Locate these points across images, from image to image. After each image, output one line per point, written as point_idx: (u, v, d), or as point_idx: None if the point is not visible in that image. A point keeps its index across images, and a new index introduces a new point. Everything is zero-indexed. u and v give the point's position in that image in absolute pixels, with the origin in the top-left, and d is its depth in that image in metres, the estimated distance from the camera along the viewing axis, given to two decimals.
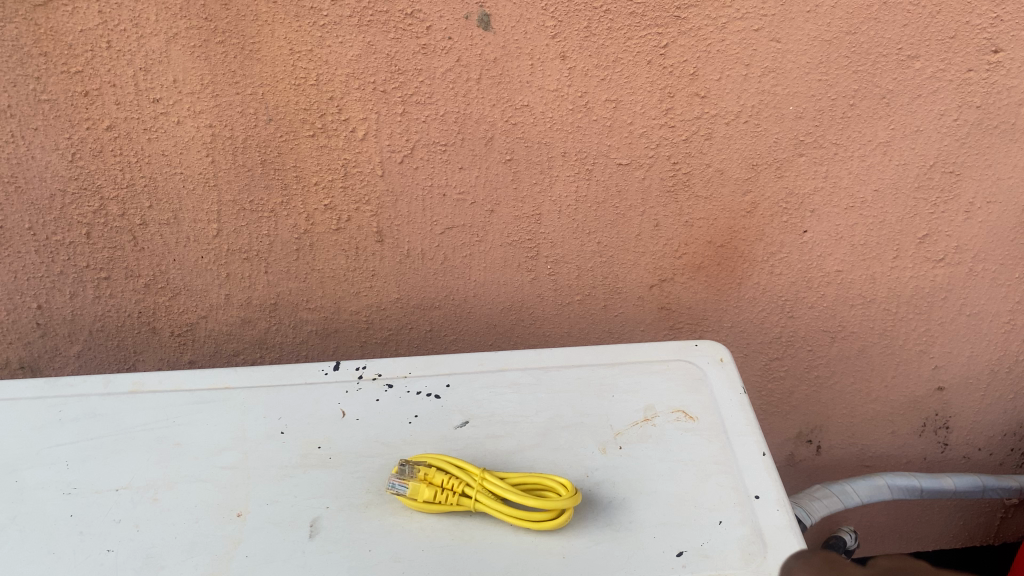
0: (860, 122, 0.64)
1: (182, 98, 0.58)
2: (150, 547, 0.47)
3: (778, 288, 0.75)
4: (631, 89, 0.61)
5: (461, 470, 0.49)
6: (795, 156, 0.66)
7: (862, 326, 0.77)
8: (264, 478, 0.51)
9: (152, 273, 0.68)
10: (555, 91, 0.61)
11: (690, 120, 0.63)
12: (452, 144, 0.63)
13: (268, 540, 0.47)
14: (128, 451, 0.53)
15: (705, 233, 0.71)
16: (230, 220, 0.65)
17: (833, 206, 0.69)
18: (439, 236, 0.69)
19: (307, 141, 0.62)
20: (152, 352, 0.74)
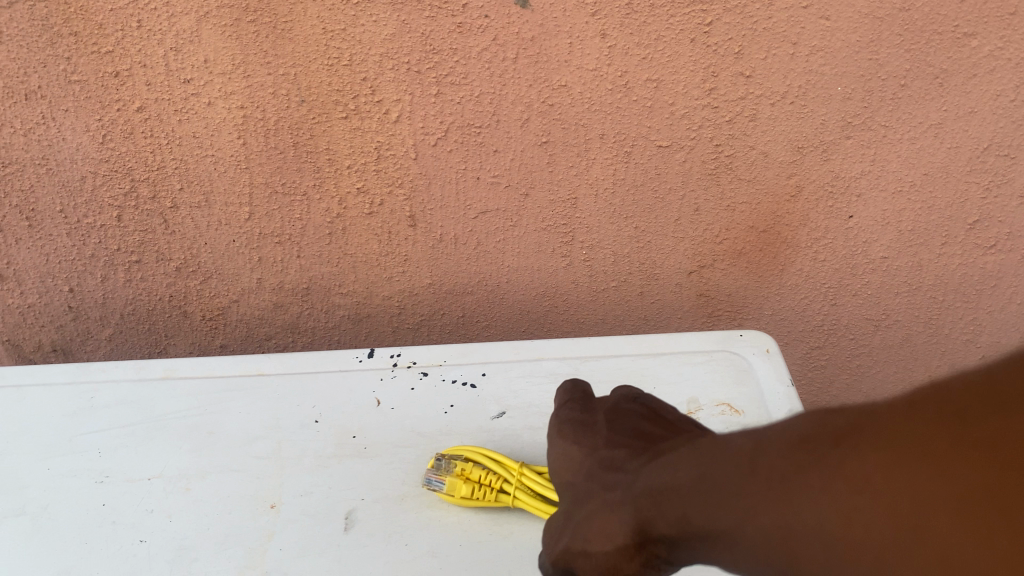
0: (911, 103, 0.61)
1: (213, 79, 0.57)
2: (183, 538, 0.47)
3: (821, 274, 0.73)
4: (673, 69, 0.59)
5: (500, 464, 0.48)
6: (842, 138, 0.64)
7: (907, 313, 0.75)
8: (298, 469, 0.50)
9: (183, 257, 0.67)
10: (594, 71, 0.59)
11: (734, 100, 0.61)
12: (487, 125, 0.61)
13: (302, 533, 0.47)
14: (161, 438, 0.52)
15: (747, 218, 0.68)
16: (262, 204, 0.64)
17: (880, 190, 0.67)
18: (472, 221, 0.68)
19: (340, 123, 0.60)
20: (184, 336, 0.73)
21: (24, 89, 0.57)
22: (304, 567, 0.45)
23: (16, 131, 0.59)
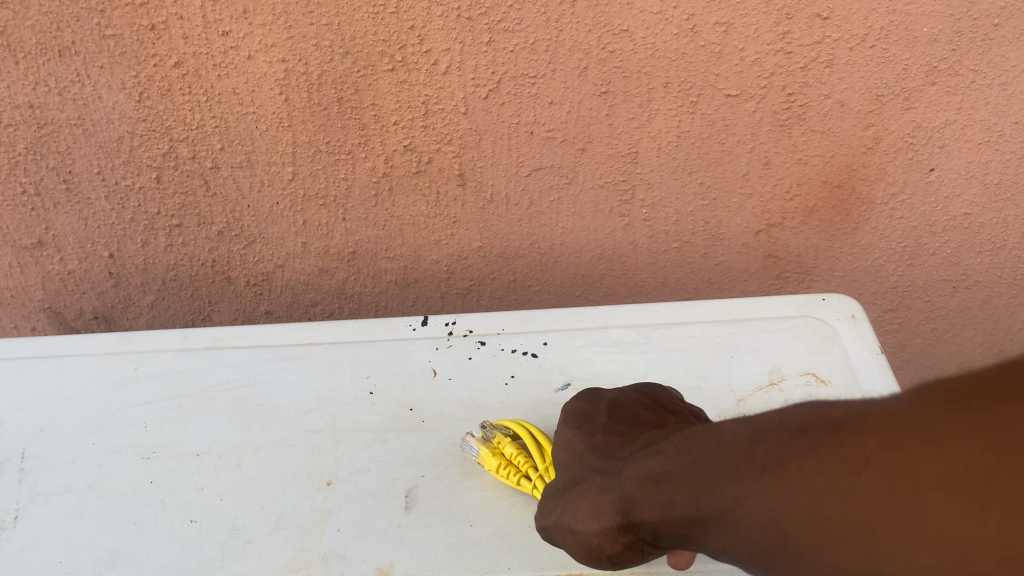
0: (1005, 44, 0.56)
1: (253, 30, 0.54)
2: (235, 518, 0.44)
3: (898, 233, 0.68)
4: (743, 11, 0.54)
5: (539, 453, 0.46)
6: (926, 85, 0.59)
7: (989, 275, 0.71)
8: (353, 444, 0.48)
9: (225, 220, 0.65)
10: (658, 14, 0.54)
11: (810, 44, 0.56)
12: (542, 75, 0.57)
13: (361, 512, 0.45)
14: (208, 412, 0.50)
15: (820, 171, 0.64)
16: (306, 164, 0.61)
17: (965, 140, 0.62)
18: (526, 178, 0.64)
19: (386, 76, 0.57)
20: (228, 303, 0.71)
21: (57, 45, 0.54)
22: (365, 548, 0.43)
23: (49, 90, 0.56)
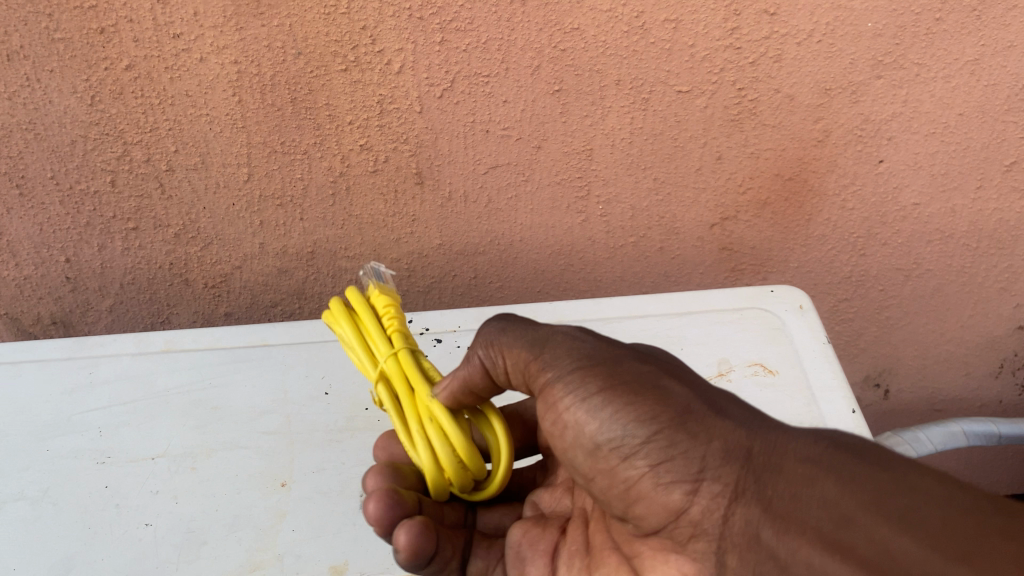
0: (946, 38, 0.58)
1: (204, 33, 0.53)
2: (190, 520, 0.45)
3: (850, 224, 0.69)
4: (691, 8, 0.55)
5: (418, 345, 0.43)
6: (872, 78, 0.60)
7: (940, 263, 0.73)
8: (308, 444, 0.48)
9: (182, 223, 0.65)
10: (608, 12, 0.55)
11: (759, 40, 0.57)
12: (496, 73, 0.58)
13: (315, 512, 0.45)
14: (163, 415, 0.50)
15: (773, 165, 0.65)
16: (261, 164, 0.61)
17: (913, 132, 0.63)
18: (482, 176, 0.64)
19: (340, 76, 0.57)
20: (187, 305, 0.71)
21: (5, 49, 0.53)
22: (320, 547, 0.44)
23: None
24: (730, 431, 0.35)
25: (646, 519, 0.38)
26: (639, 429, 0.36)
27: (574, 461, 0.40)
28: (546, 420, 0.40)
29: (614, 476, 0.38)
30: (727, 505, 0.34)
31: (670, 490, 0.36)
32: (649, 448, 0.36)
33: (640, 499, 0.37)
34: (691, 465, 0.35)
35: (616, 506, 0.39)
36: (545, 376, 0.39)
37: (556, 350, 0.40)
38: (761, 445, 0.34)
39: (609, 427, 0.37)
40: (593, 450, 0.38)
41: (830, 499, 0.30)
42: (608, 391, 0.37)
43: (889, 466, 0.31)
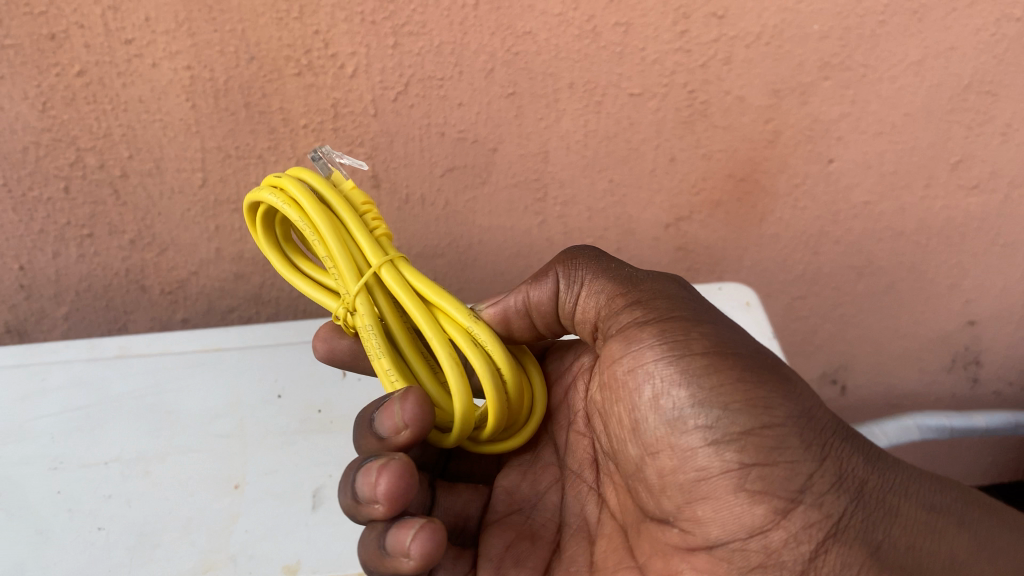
0: (891, 40, 0.59)
1: (156, 38, 0.53)
2: (143, 523, 0.45)
3: (802, 223, 0.71)
4: (642, 11, 0.56)
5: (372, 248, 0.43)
6: (820, 80, 0.61)
7: (891, 260, 0.75)
8: (262, 446, 0.49)
9: (137, 228, 0.64)
10: (559, 16, 0.56)
11: (708, 43, 0.58)
12: (449, 77, 0.58)
13: (268, 513, 0.45)
14: (117, 420, 0.50)
15: (724, 166, 0.66)
16: (216, 169, 0.61)
17: (861, 132, 0.65)
18: (439, 178, 0.64)
19: (293, 80, 0.57)
20: (144, 310, 0.71)
21: None
22: (273, 547, 0.44)
23: None
24: (846, 459, 0.37)
25: (705, 529, 0.38)
26: (748, 420, 0.36)
27: (649, 433, 0.40)
28: (624, 367, 0.41)
29: (689, 461, 0.38)
30: (822, 540, 0.35)
31: (754, 502, 0.36)
32: (746, 443, 0.36)
33: (705, 499, 0.38)
34: (793, 481, 0.36)
35: (671, 504, 0.39)
36: (652, 342, 0.40)
37: (677, 312, 0.41)
38: (874, 482, 0.37)
39: (713, 407, 0.37)
40: (678, 419, 0.38)
41: (943, 557, 0.37)
42: (725, 367, 0.38)
43: (971, 527, 0.39)
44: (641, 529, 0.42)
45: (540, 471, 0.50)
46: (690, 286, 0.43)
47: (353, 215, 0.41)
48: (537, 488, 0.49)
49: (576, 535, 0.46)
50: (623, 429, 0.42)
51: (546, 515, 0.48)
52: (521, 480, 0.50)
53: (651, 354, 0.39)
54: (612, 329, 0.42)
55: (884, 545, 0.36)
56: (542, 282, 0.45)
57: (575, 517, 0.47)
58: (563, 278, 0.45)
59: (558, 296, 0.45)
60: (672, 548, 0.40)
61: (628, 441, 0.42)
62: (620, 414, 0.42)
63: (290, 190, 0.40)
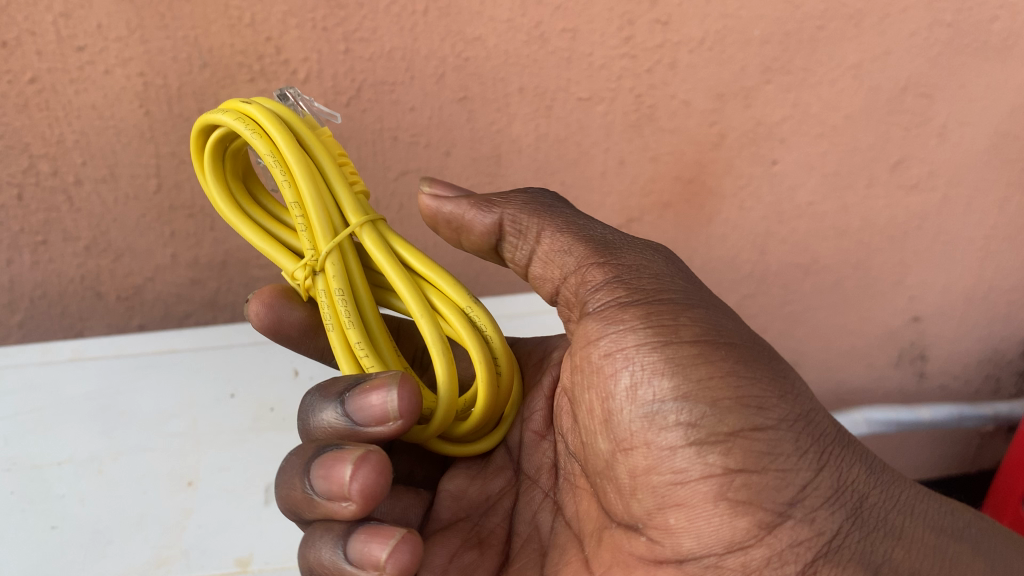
0: (828, 44, 0.62)
1: (109, 45, 0.54)
2: (96, 521, 0.46)
3: (750, 223, 0.73)
4: (588, 18, 0.58)
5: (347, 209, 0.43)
6: (762, 83, 0.63)
7: (836, 258, 0.77)
8: (215, 444, 0.50)
9: (92, 235, 0.64)
10: (508, 22, 0.57)
11: (653, 48, 0.60)
12: (401, 81, 0.59)
13: (221, 508, 0.47)
14: (70, 421, 0.50)
15: (672, 168, 0.68)
16: (170, 174, 0.62)
17: (803, 134, 0.67)
18: (393, 182, 0.65)
19: (246, 86, 0.58)
20: (99, 318, 0.71)
21: None
22: (225, 541, 0.46)
23: None
24: (847, 469, 0.35)
25: (677, 540, 0.35)
26: (736, 420, 0.33)
27: (624, 426, 0.37)
28: (601, 350, 0.38)
29: (665, 461, 0.35)
30: (809, 561, 0.33)
31: (736, 514, 0.33)
32: (732, 446, 0.33)
33: (680, 506, 0.35)
34: (782, 492, 0.33)
35: (642, 509, 0.37)
36: (636, 326, 0.36)
37: (665, 294, 0.37)
38: (874, 499, 0.35)
39: (698, 402, 0.34)
40: (657, 413, 0.35)
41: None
42: (714, 358, 0.35)
43: (988, 556, 0.35)
44: (603, 538, 0.40)
45: (492, 474, 0.48)
46: (682, 265, 0.40)
47: (334, 167, 0.41)
48: (486, 491, 0.47)
49: (525, 545, 0.44)
50: (595, 419, 0.39)
51: (496, 521, 0.46)
52: (470, 483, 0.47)
53: (634, 338, 0.36)
54: (589, 296, 0.39)
55: (885, 568, 0.33)
56: (486, 214, 0.43)
57: (526, 525, 0.45)
58: (508, 216, 0.42)
59: (500, 229, 0.43)
60: (637, 559, 0.37)
61: (600, 435, 0.39)
62: (594, 404, 0.39)
63: (267, 125, 0.39)
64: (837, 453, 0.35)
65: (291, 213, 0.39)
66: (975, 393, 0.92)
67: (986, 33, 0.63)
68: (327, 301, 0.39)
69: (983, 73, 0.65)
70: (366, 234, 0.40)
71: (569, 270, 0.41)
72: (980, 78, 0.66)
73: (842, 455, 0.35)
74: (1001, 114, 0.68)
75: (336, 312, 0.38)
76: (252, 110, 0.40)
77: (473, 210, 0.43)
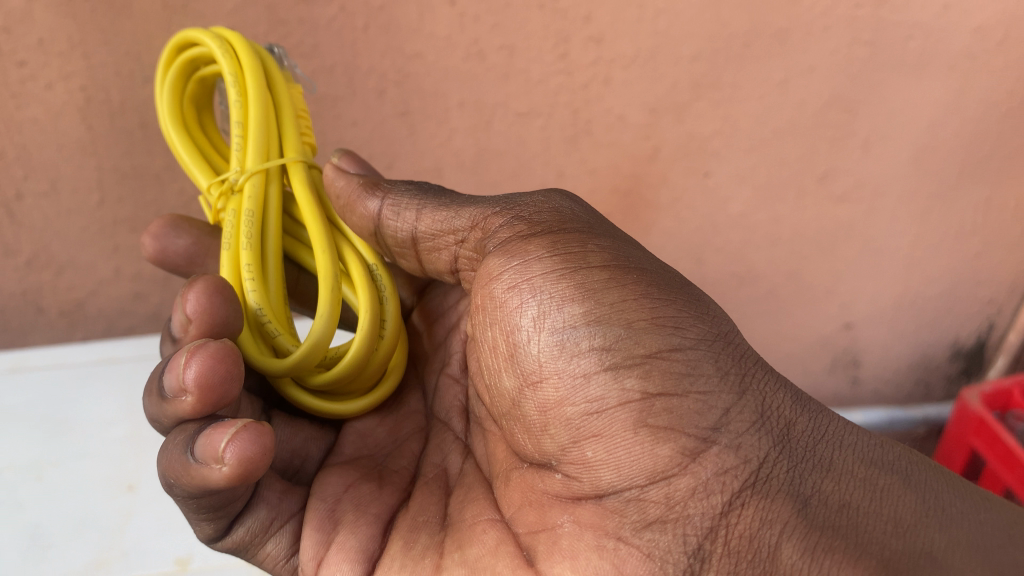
0: (756, 62, 0.64)
1: (50, 60, 0.54)
2: (36, 524, 0.50)
3: (685, 233, 0.75)
4: (524, 36, 0.60)
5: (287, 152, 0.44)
6: (694, 99, 0.66)
7: (769, 267, 0.80)
8: (154, 450, 0.55)
9: (33, 249, 0.65)
10: (446, 39, 0.59)
11: (588, 65, 0.62)
12: (342, 96, 0.60)
13: (158, 513, 0.51)
14: (12, 430, 0.56)
15: (608, 181, 0.70)
16: (113, 189, 0.62)
17: (735, 147, 0.70)
18: None
19: None
20: (41, 333, 0.71)
21: None
22: (162, 542, 0.50)
23: None
24: (769, 394, 0.34)
25: (596, 474, 0.33)
26: (653, 341, 0.33)
27: (532, 360, 0.36)
28: (504, 284, 0.37)
29: (579, 391, 0.34)
30: (735, 491, 0.31)
31: (658, 441, 0.32)
32: (650, 368, 0.33)
33: (597, 437, 0.33)
34: (705, 416, 0.32)
35: (555, 445, 0.35)
36: (541, 255, 0.36)
37: (569, 226, 0.37)
38: (802, 426, 0.34)
39: (612, 327, 0.33)
40: (568, 341, 0.34)
41: (880, 518, 0.32)
42: (626, 282, 0.35)
43: (920, 490, 0.34)
44: (513, 477, 0.39)
45: (403, 417, 0.49)
46: (582, 203, 0.40)
47: (289, 112, 0.43)
48: (396, 434, 0.48)
49: (429, 484, 0.45)
50: (499, 357, 0.38)
51: (402, 463, 0.47)
52: (379, 424, 0.49)
53: (541, 268, 0.36)
54: (491, 245, 0.39)
55: (813, 501, 0.32)
56: (369, 200, 0.42)
57: (433, 466, 0.46)
58: (388, 203, 0.42)
59: (380, 219, 0.42)
60: (552, 498, 0.36)
61: (504, 372, 0.38)
62: (496, 340, 0.38)
63: (238, 50, 0.41)
64: (753, 373, 0.34)
65: (231, 129, 0.40)
66: (907, 397, 0.96)
67: (903, 51, 0.66)
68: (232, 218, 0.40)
69: (904, 89, 0.68)
70: (294, 175, 0.41)
71: (466, 233, 0.41)
72: (900, 94, 0.69)
73: (758, 375, 0.34)
74: (922, 129, 0.71)
75: (238, 231, 0.39)
76: (231, 35, 0.42)
77: (357, 195, 0.42)
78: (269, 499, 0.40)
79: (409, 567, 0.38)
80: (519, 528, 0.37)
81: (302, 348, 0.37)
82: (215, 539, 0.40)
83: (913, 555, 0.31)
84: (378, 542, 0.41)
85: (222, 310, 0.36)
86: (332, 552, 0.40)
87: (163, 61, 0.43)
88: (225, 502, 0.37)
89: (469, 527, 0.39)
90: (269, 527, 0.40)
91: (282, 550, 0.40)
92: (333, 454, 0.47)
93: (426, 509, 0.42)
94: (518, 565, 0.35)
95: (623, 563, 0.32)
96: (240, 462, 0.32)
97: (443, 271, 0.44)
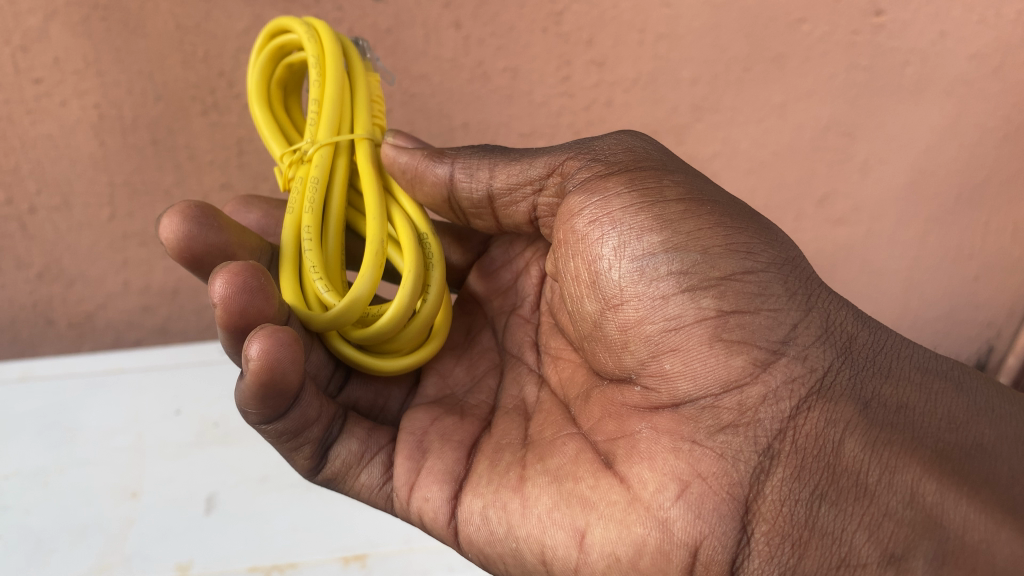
0: (755, 86, 0.66)
1: (66, 78, 0.56)
2: (39, 531, 0.51)
3: None
4: (528, 57, 0.61)
5: None
6: (694, 121, 0.67)
7: None
8: (159, 457, 0.56)
9: (45, 262, 0.66)
10: (452, 61, 0.60)
11: (590, 87, 0.64)
12: None
13: (164, 519, 0.52)
14: (19, 437, 0.58)
15: None
16: (123, 203, 0.64)
17: (733, 169, 0.71)
18: None
19: (199, 119, 0.59)
20: (50, 345, 0.72)
21: None
22: (167, 547, 0.51)
23: None
24: (833, 312, 0.34)
25: (673, 384, 0.33)
26: (728, 265, 0.33)
27: (613, 285, 0.36)
28: (586, 219, 0.37)
29: (659, 310, 0.34)
30: (803, 396, 0.31)
31: (731, 352, 0.32)
32: (725, 289, 0.33)
33: (675, 350, 0.33)
34: (775, 330, 0.32)
35: (635, 360, 0.35)
36: (620, 191, 0.37)
37: (644, 164, 0.38)
38: (864, 340, 0.34)
39: (690, 252, 0.34)
40: (646, 267, 0.35)
41: (936, 416, 0.32)
42: (702, 212, 0.35)
43: (970, 394, 0.33)
44: (592, 395, 0.39)
45: (477, 356, 0.50)
46: (652, 139, 0.41)
47: (364, 97, 0.43)
48: (474, 372, 0.49)
49: (509, 413, 0.44)
50: (581, 285, 0.38)
51: (480, 397, 0.47)
52: (456, 364, 0.49)
53: (620, 202, 0.36)
54: (570, 186, 0.40)
55: (874, 403, 0.31)
56: (438, 166, 0.43)
57: (512, 397, 0.46)
58: (458, 166, 0.43)
59: (453, 181, 0.43)
60: (630, 409, 0.36)
61: (585, 297, 0.38)
62: (578, 270, 0.38)
63: (322, 36, 0.42)
64: (820, 294, 0.34)
65: (307, 104, 0.41)
66: None
67: (900, 76, 0.67)
68: (299, 187, 0.40)
69: (901, 113, 0.69)
70: (359, 152, 0.42)
71: (543, 180, 0.41)
72: (897, 118, 0.70)
73: (826, 298, 0.34)
74: (919, 154, 0.72)
75: (301, 199, 0.39)
76: (320, 24, 0.43)
77: (424, 165, 0.43)
78: (358, 432, 0.42)
79: (494, 479, 0.38)
80: (598, 436, 0.36)
81: (343, 302, 0.37)
82: (313, 474, 0.42)
83: (964, 449, 0.31)
84: (464, 463, 0.41)
85: (200, 235, 0.40)
86: (422, 475, 0.41)
87: (255, 46, 0.44)
88: (297, 427, 0.39)
89: (549, 442, 0.39)
90: (362, 456, 0.42)
91: (375, 479, 0.42)
92: (416, 395, 0.48)
93: (508, 432, 0.42)
94: (597, 469, 0.35)
95: (697, 463, 0.31)
96: (268, 357, 0.34)
97: (520, 223, 0.45)
